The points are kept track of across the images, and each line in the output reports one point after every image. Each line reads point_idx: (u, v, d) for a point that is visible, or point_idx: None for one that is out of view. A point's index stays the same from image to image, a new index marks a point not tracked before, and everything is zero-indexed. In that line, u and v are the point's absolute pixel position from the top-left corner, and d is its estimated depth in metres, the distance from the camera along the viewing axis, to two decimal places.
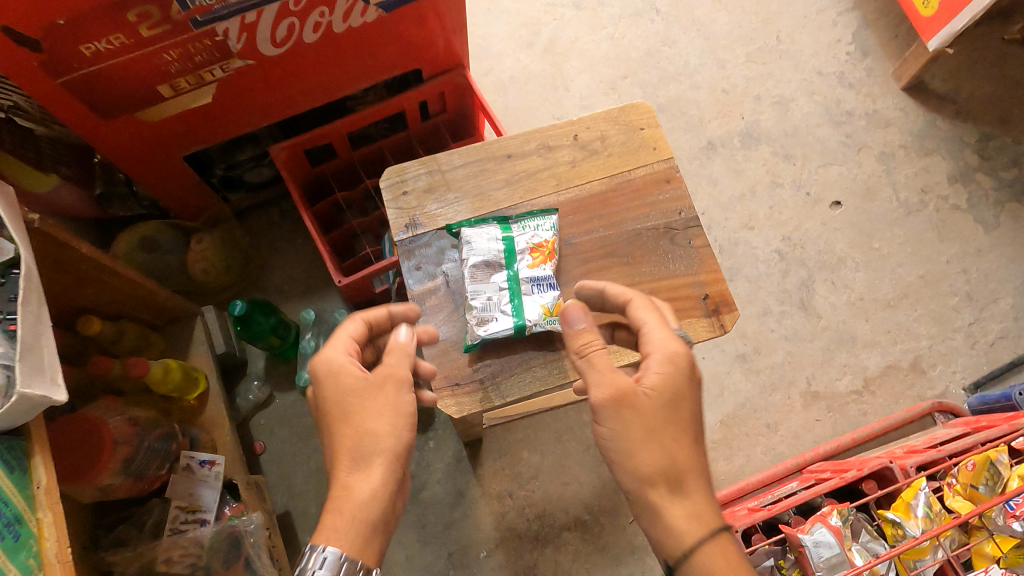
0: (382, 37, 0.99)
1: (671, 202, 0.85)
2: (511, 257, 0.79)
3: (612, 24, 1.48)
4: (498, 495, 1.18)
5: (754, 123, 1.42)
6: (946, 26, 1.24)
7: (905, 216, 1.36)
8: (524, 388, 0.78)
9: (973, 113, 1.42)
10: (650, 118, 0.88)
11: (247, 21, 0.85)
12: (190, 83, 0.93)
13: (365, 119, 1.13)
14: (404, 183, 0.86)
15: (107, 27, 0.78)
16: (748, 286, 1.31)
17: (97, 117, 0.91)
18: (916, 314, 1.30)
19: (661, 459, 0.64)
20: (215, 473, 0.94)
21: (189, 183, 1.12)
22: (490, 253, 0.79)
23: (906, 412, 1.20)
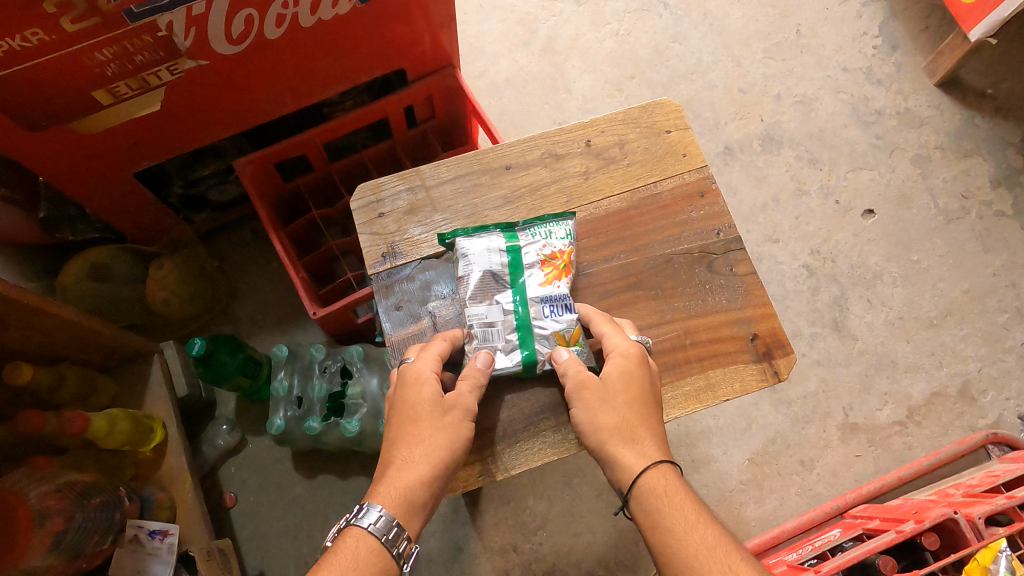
0: (358, 31, 0.86)
1: (704, 221, 0.72)
2: (518, 273, 0.66)
3: (616, 19, 1.35)
4: (501, 550, 1.05)
5: (775, 124, 1.29)
6: (991, 13, 1.11)
7: (945, 224, 1.23)
8: (532, 457, 0.65)
9: (1015, 110, 1.29)
10: (677, 120, 0.75)
11: (194, 13, 0.72)
12: (132, 88, 0.79)
13: (343, 128, 1.00)
14: (381, 203, 0.73)
15: (21, 21, 0.65)
16: (775, 305, 1.18)
17: (23, 129, 0.78)
18: (963, 333, 1.17)
19: (607, 409, 0.58)
20: (168, 545, 0.80)
21: (144, 202, 0.99)
22: (493, 268, 0.65)
23: (957, 444, 1.07)
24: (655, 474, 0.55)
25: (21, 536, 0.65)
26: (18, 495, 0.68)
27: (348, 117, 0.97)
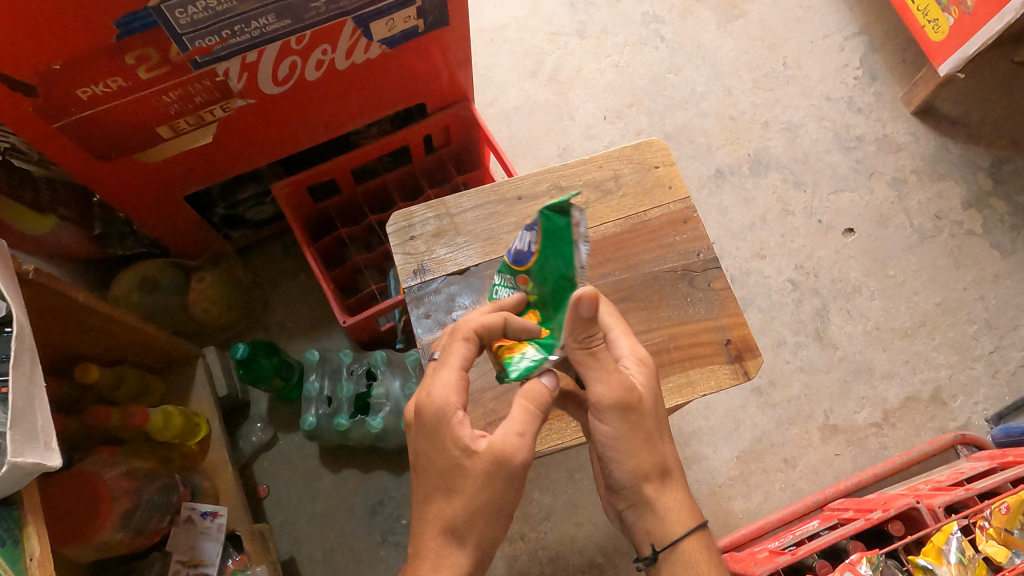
0: (386, 73, 0.97)
1: (687, 243, 0.82)
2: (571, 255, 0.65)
3: (616, 52, 1.47)
4: (510, 538, 1.15)
5: (763, 150, 1.40)
6: (958, 50, 1.22)
7: (919, 242, 1.34)
8: (539, 442, 0.79)
9: (985, 137, 1.40)
10: (664, 156, 0.86)
11: (248, 61, 0.82)
12: (190, 123, 0.90)
13: (369, 156, 1.11)
14: (412, 228, 0.84)
15: (105, 71, 0.75)
16: (762, 316, 1.28)
17: (94, 159, 0.87)
18: (935, 343, 1.27)
19: (659, 455, 0.65)
20: (218, 525, 0.91)
21: (191, 222, 1.10)
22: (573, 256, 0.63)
23: (929, 445, 1.17)
24: (692, 540, 0.66)
25: (103, 508, 0.77)
26: (97, 474, 0.80)
27: (373, 147, 1.08)
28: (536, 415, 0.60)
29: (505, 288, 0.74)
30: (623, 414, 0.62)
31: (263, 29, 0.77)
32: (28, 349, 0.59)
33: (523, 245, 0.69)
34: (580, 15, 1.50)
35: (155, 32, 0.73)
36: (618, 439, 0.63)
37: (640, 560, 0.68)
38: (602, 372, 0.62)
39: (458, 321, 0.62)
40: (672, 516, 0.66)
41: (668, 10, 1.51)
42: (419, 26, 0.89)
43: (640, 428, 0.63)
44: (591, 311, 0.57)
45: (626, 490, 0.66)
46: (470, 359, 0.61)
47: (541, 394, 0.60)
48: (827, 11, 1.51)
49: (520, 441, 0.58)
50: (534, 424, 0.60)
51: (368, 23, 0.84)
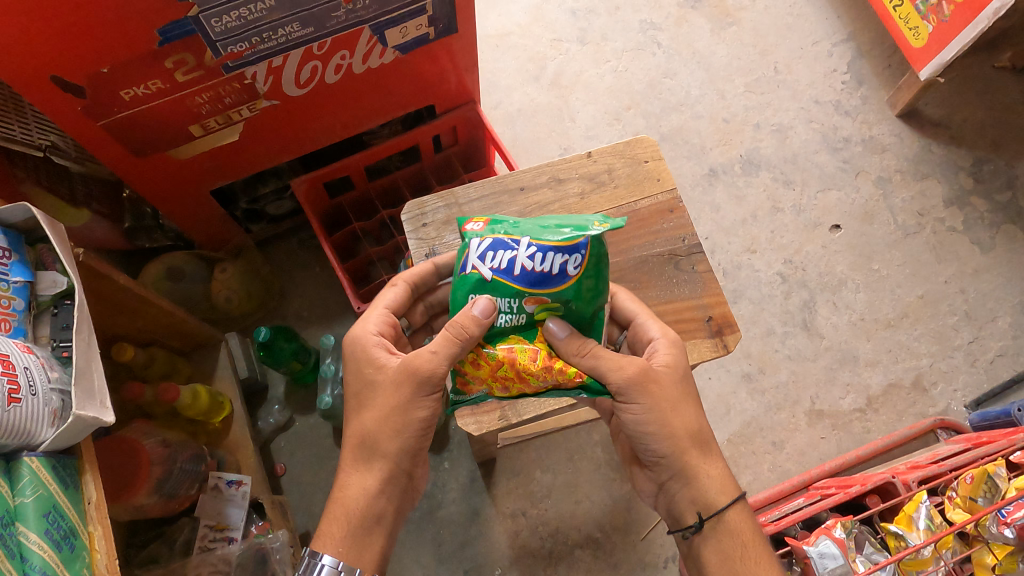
0: (398, 76, 1.04)
1: (674, 230, 0.90)
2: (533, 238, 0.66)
3: (615, 58, 1.55)
4: (512, 514, 1.22)
5: (755, 150, 1.47)
6: (937, 56, 1.30)
7: (903, 237, 1.41)
8: (538, 407, 0.88)
9: (967, 138, 1.46)
10: (654, 151, 0.94)
11: (274, 65, 0.89)
12: (219, 123, 0.96)
13: (381, 154, 1.18)
14: (424, 216, 0.92)
15: (146, 74, 0.81)
16: (752, 307, 1.36)
17: (132, 155, 0.95)
18: (917, 333, 1.34)
19: (690, 423, 0.69)
20: (242, 492, 1.00)
21: (216, 216, 1.17)
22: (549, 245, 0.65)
23: (909, 428, 1.22)
24: (734, 510, 0.71)
25: (141, 476, 0.85)
26: (140, 442, 0.87)
27: (386, 145, 1.16)
28: (454, 341, 0.63)
29: (498, 311, 0.65)
30: (646, 390, 0.67)
31: (290, 36, 0.83)
32: (85, 319, 0.67)
33: (551, 267, 0.62)
34: (580, 22, 1.57)
35: (192, 39, 0.79)
36: (647, 414, 0.67)
37: (684, 531, 0.71)
38: (611, 361, 0.66)
39: (397, 274, 0.79)
40: (715, 485, 0.70)
41: (665, 17, 1.59)
42: (429, 33, 0.96)
43: (666, 397, 0.68)
44: (567, 334, 0.65)
45: (666, 462, 0.69)
46: (395, 303, 0.76)
47: (471, 330, 0.63)
48: (816, 18, 1.58)
49: (433, 359, 0.65)
50: (452, 348, 0.64)
51: (383, 30, 0.90)
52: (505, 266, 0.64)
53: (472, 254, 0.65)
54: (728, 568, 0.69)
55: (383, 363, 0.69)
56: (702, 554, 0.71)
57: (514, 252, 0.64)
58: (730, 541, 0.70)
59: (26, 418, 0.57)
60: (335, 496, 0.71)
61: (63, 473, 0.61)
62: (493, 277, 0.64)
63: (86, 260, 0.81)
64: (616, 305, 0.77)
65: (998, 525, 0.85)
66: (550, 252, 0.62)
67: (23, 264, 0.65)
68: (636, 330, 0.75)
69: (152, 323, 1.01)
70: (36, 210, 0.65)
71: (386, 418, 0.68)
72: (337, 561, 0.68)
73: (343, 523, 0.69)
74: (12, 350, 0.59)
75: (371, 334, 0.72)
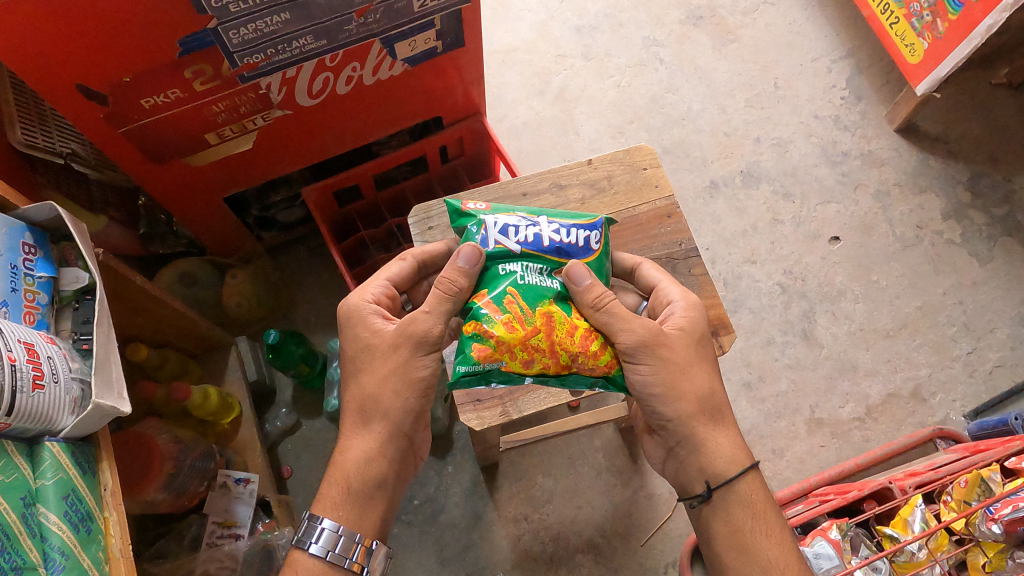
0: (407, 89, 1.08)
1: (670, 235, 0.94)
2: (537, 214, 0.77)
3: (618, 73, 1.58)
4: (514, 518, 1.23)
5: (755, 164, 1.50)
6: (932, 72, 1.33)
7: (901, 250, 1.43)
8: (540, 403, 0.89)
9: (963, 153, 1.49)
10: (652, 159, 0.98)
11: (288, 76, 0.92)
12: (234, 131, 0.99)
13: (389, 164, 1.21)
14: (430, 219, 0.96)
15: (165, 84, 0.84)
16: (752, 317, 1.38)
17: (149, 162, 0.97)
18: (915, 343, 1.36)
19: (698, 390, 0.71)
20: (249, 490, 1.03)
21: (228, 223, 1.20)
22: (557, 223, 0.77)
23: (908, 437, 1.20)
24: (747, 481, 0.72)
25: (150, 471, 0.88)
26: (154, 437, 0.91)
27: (393, 155, 1.18)
28: (446, 298, 0.69)
29: (528, 274, 0.71)
30: (653, 351, 0.69)
31: (304, 48, 0.86)
32: (105, 314, 0.70)
33: (577, 239, 0.74)
34: (585, 39, 1.62)
35: (211, 50, 0.82)
36: (653, 376, 0.70)
37: (691, 499, 0.74)
38: (622, 321, 0.69)
39: (408, 247, 0.80)
40: (727, 459, 0.72)
41: (667, 35, 1.63)
42: (438, 46, 0.99)
43: (673, 362, 0.70)
44: (589, 280, 0.69)
45: (672, 426, 0.72)
46: (400, 276, 0.78)
47: (460, 281, 0.69)
48: (815, 36, 1.62)
49: (429, 320, 0.69)
50: (447, 305, 0.69)
51: (393, 43, 0.94)
52: (532, 238, 0.72)
53: (492, 232, 0.72)
54: (735, 538, 0.71)
55: (380, 329, 0.72)
56: (710, 523, 0.73)
57: (536, 229, 0.73)
58: (740, 511, 0.72)
59: (48, 405, 0.60)
60: (335, 463, 0.73)
61: (81, 460, 0.64)
62: (521, 248, 0.72)
63: (106, 262, 0.83)
64: (640, 274, 0.81)
65: (986, 522, 0.85)
66: (573, 228, 0.75)
67: (47, 260, 0.68)
68: (657, 293, 0.78)
69: (165, 324, 1.04)
70: (62, 211, 0.69)
71: (390, 399, 0.71)
72: (337, 525, 0.71)
73: (347, 501, 0.72)
74: (36, 339, 0.62)
75: (370, 303, 0.74)
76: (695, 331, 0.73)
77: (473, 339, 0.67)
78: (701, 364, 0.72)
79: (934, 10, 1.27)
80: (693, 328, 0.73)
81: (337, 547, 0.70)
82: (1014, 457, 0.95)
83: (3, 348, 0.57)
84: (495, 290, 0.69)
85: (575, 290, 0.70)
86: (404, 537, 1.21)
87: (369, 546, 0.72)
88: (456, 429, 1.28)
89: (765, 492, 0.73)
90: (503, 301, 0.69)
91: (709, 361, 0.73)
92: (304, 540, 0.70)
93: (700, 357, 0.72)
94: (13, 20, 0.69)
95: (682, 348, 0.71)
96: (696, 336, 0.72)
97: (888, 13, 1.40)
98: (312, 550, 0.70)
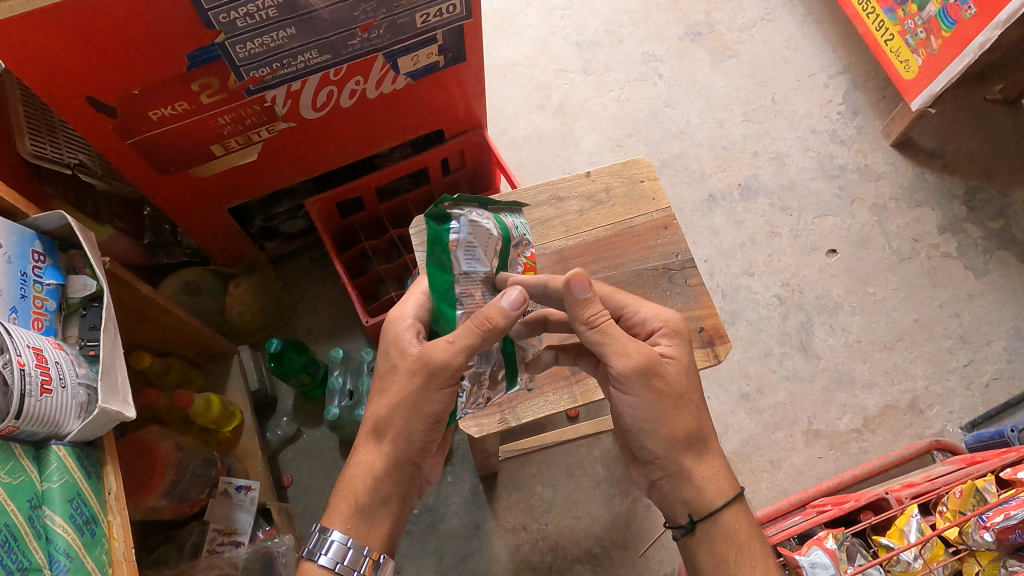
0: (409, 103, 1.10)
1: (667, 246, 0.96)
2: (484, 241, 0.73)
3: (618, 87, 1.61)
4: (514, 528, 1.24)
5: (753, 177, 1.52)
6: (927, 88, 1.35)
7: (898, 262, 1.44)
8: (538, 411, 0.90)
9: (960, 168, 1.51)
10: (650, 172, 1.00)
11: (292, 89, 0.93)
12: (239, 143, 1.01)
13: (392, 176, 1.23)
14: None
15: (173, 96, 0.86)
16: (750, 328, 1.39)
17: (156, 173, 0.99)
18: (913, 355, 1.36)
19: (687, 424, 0.71)
20: (250, 498, 1.04)
21: (232, 233, 1.22)
22: None
23: (906, 448, 1.18)
24: (731, 512, 0.73)
25: (154, 475, 0.90)
26: (157, 444, 0.92)
27: (395, 167, 1.20)
28: (477, 333, 0.65)
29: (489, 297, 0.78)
30: (649, 383, 0.69)
31: (309, 62, 0.88)
32: (112, 321, 0.71)
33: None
34: (585, 55, 1.64)
35: (218, 63, 0.84)
36: (645, 406, 0.70)
37: (675, 530, 0.75)
38: (618, 346, 0.68)
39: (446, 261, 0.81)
40: None
41: (666, 50, 1.65)
42: (439, 61, 1.01)
43: (665, 395, 0.70)
44: (589, 292, 0.67)
45: (660, 461, 0.73)
46: None
47: (499, 322, 0.64)
48: (812, 52, 1.65)
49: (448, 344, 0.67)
50: (474, 339, 0.65)
51: (396, 58, 0.96)
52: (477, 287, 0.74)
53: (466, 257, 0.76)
54: (722, 570, 0.72)
55: (406, 349, 0.72)
56: (697, 554, 0.74)
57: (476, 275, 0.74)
58: (724, 542, 0.73)
59: (55, 409, 0.61)
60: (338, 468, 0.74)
61: (86, 463, 0.65)
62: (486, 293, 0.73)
63: (113, 269, 0.85)
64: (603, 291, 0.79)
65: (979, 530, 0.86)
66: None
67: (55, 268, 0.70)
68: (626, 316, 0.77)
69: (169, 332, 1.05)
70: (72, 219, 0.70)
71: (393, 400, 0.72)
72: (346, 538, 0.72)
73: (355, 505, 0.74)
74: (45, 345, 0.63)
75: (412, 319, 0.74)
76: (682, 361, 0.73)
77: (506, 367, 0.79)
78: (692, 395, 0.72)
79: (928, 27, 1.29)
80: (679, 358, 0.73)
81: (346, 559, 0.71)
82: (1009, 468, 0.96)
83: (12, 353, 0.58)
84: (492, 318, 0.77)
85: (574, 300, 0.67)
86: (404, 546, 1.21)
87: (377, 559, 0.73)
88: (456, 438, 1.29)
89: (749, 522, 0.74)
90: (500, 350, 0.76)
91: (698, 391, 0.74)
92: (314, 552, 0.72)
93: (692, 387, 0.72)
94: (26, 35, 0.71)
95: (676, 379, 0.71)
96: (686, 368, 0.73)
97: (883, 30, 1.42)
98: (321, 562, 0.71)
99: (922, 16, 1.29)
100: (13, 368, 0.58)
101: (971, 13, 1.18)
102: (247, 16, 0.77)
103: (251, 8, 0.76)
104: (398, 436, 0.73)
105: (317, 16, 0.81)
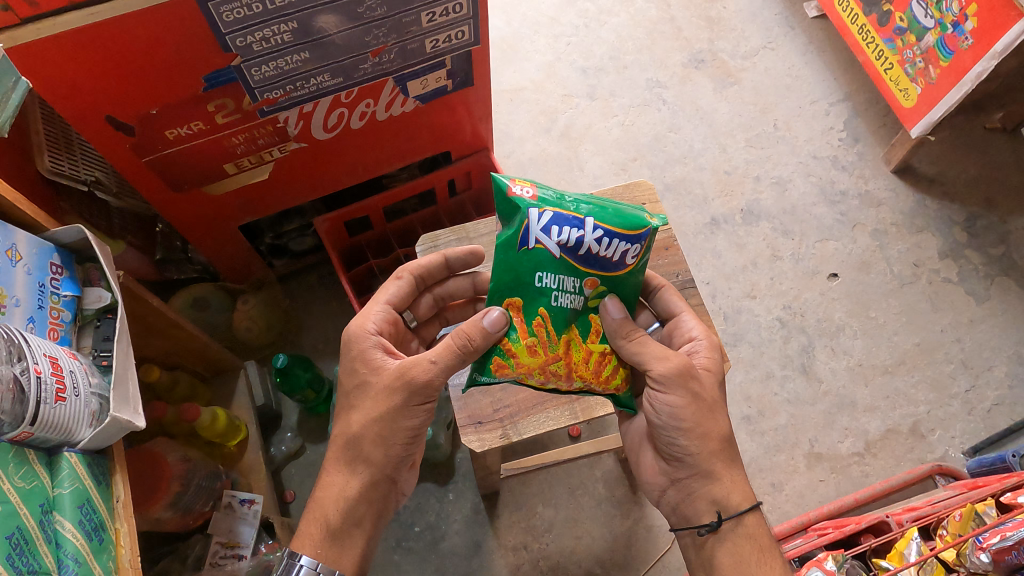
0: (417, 125, 1.12)
1: (667, 266, 0.99)
2: None
3: (622, 113, 1.64)
4: (514, 547, 1.24)
5: (754, 202, 1.54)
6: (926, 116, 1.37)
7: (899, 287, 1.45)
8: (540, 426, 0.91)
9: (960, 194, 1.53)
10: (651, 195, 1.03)
11: (304, 111, 0.96)
12: (251, 162, 1.03)
13: (399, 196, 1.26)
14: (437, 246, 1.04)
15: (190, 116, 0.89)
16: (752, 351, 1.40)
17: (170, 189, 1.01)
18: (914, 380, 1.37)
19: (711, 421, 0.72)
20: (253, 512, 1.05)
21: (244, 251, 1.24)
22: None
23: (908, 473, 1.17)
24: (754, 516, 0.73)
25: (159, 489, 0.91)
26: (163, 455, 0.94)
27: (404, 188, 1.23)
28: (456, 350, 0.68)
29: (562, 292, 0.71)
30: (685, 385, 0.71)
31: (321, 85, 0.91)
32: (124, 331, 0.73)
33: (613, 254, 0.70)
34: (591, 80, 1.68)
35: (234, 85, 0.86)
36: (683, 409, 0.71)
37: (699, 527, 0.74)
38: (658, 352, 0.71)
39: (403, 264, 0.82)
40: (725, 483, 0.73)
41: (670, 77, 1.69)
42: (448, 85, 1.04)
43: (701, 401, 0.71)
44: (621, 316, 0.72)
45: (691, 460, 0.73)
46: (398, 296, 0.80)
47: (474, 340, 0.68)
48: (813, 80, 1.68)
49: (433, 368, 0.69)
50: (454, 357, 0.69)
51: (405, 81, 0.98)
52: (571, 242, 0.68)
53: (534, 227, 0.68)
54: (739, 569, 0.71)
55: (379, 365, 0.73)
56: (715, 554, 0.73)
57: (580, 231, 0.68)
58: (747, 546, 0.72)
59: (68, 416, 0.62)
60: (331, 482, 0.75)
61: (95, 470, 0.66)
62: (559, 255, 0.69)
63: (127, 283, 0.87)
64: (660, 296, 0.83)
65: (975, 551, 0.85)
66: (616, 239, 0.69)
67: (73, 280, 0.72)
68: (679, 326, 0.80)
69: (177, 343, 1.07)
70: (90, 233, 0.73)
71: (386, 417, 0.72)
72: (315, 562, 0.72)
73: (346, 513, 0.74)
74: (60, 354, 0.65)
75: (371, 333, 0.75)
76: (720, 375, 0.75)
77: (496, 352, 0.71)
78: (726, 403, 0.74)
79: (926, 57, 1.32)
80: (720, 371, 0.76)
81: None
82: (1008, 492, 0.95)
83: (29, 361, 0.60)
84: (528, 311, 0.70)
85: (609, 319, 0.72)
86: (404, 564, 1.22)
87: None
88: (458, 456, 1.30)
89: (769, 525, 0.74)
90: (534, 325, 0.70)
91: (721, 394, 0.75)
92: None
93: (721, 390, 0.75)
94: (49, 56, 0.74)
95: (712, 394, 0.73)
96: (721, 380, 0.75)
97: (883, 59, 1.45)
98: None
99: (921, 46, 1.32)
100: (30, 375, 0.59)
101: (969, 43, 1.21)
102: (264, 40, 0.79)
103: (267, 33, 0.79)
104: (394, 452, 0.73)
105: (330, 41, 0.84)
